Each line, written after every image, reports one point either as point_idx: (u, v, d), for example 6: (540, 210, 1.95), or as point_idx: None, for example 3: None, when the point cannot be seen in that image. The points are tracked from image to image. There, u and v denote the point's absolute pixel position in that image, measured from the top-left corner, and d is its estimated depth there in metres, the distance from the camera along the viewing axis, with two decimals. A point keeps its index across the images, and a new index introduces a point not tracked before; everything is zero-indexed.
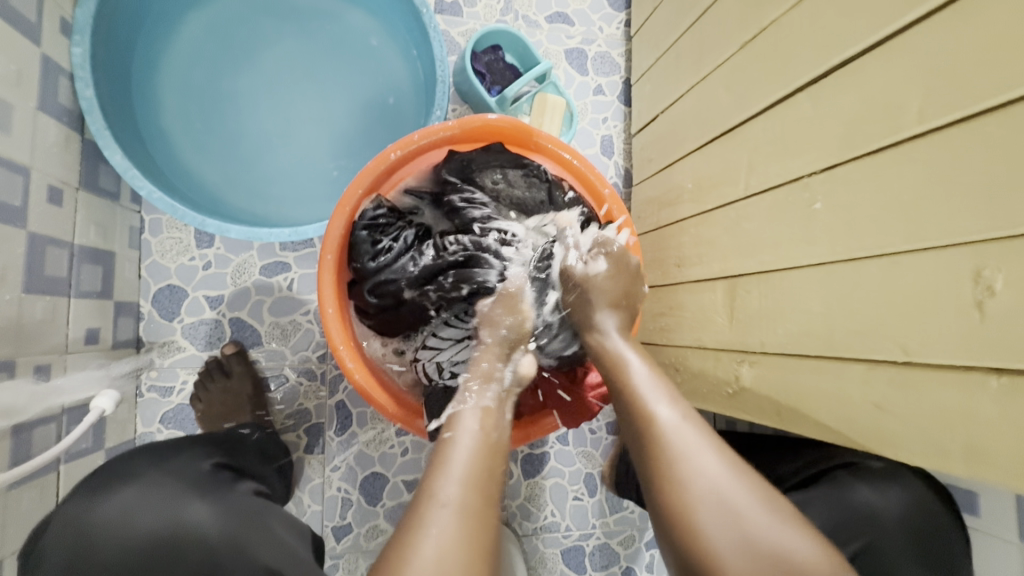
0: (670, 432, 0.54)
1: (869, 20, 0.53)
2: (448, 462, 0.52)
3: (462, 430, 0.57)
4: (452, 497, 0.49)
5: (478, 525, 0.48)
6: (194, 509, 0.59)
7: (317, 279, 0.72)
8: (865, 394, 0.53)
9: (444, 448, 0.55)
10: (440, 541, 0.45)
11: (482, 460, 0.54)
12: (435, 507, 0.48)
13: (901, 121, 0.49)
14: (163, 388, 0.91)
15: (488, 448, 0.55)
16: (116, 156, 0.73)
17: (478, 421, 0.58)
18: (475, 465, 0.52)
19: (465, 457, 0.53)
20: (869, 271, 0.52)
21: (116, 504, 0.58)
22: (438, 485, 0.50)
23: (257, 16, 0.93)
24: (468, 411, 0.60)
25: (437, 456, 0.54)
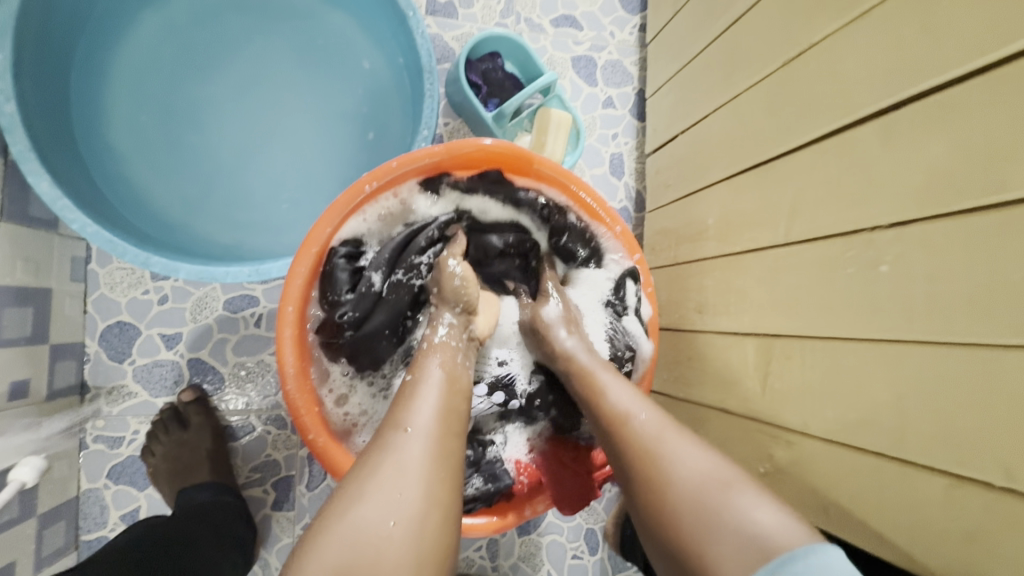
0: (643, 430, 0.49)
1: (967, 42, 0.42)
2: (417, 398, 0.48)
3: (425, 371, 0.52)
4: (419, 423, 0.46)
5: (444, 446, 0.45)
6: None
7: (277, 333, 0.61)
8: (950, 520, 0.43)
9: (405, 387, 0.50)
10: (400, 467, 0.42)
11: (446, 397, 0.50)
12: (398, 434, 0.45)
13: (1011, 177, 0.38)
14: (112, 439, 0.80)
15: (453, 376, 0.52)
16: (42, 184, 0.62)
17: (442, 361, 0.53)
18: (441, 400, 0.49)
19: (433, 392, 0.49)
20: (959, 363, 0.41)
21: None
22: (406, 415, 0.46)
23: (221, 15, 0.81)
24: (433, 355, 0.54)
25: (400, 394, 0.50)
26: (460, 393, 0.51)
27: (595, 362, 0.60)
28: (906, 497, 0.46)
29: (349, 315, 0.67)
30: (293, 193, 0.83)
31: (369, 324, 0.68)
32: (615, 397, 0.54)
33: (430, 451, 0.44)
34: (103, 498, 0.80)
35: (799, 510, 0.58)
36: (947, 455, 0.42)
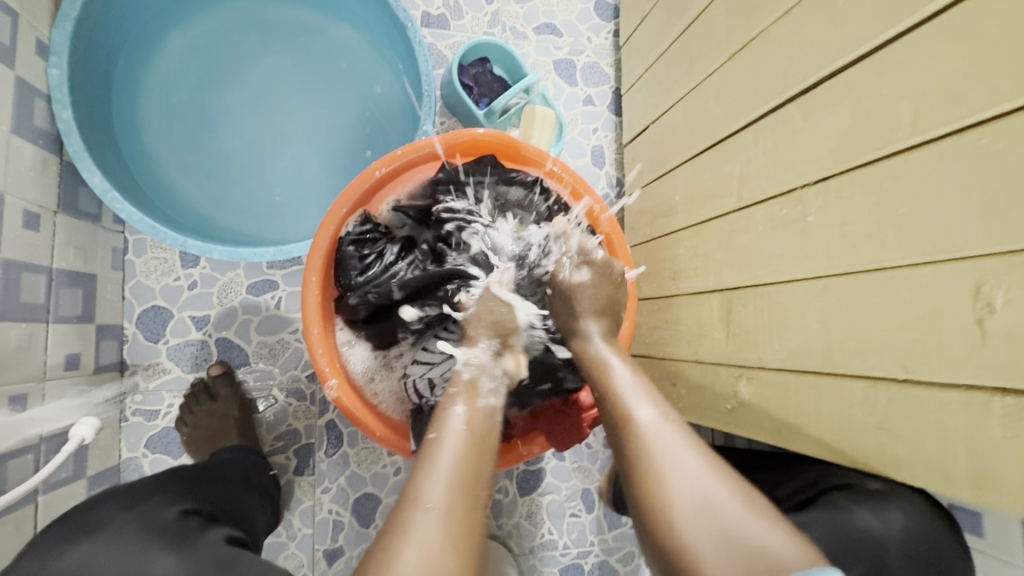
0: (650, 431, 0.52)
1: (859, 30, 0.52)
2: (432, 467, 0.49)
3: (448, 428, 0.54)
4: (436, 499, 0.46)
5: (463, 525, 0.45)
6: (158, 563, 0.52)
7: (302, 298, 0.70)
8: (867, 414, 0.52)
9: (429, 450, 0.52)
10: (422, 549, 0.42)
11: (467, 458, 0.51)
12: (418, 514, 0.45)
13: (894, 133, 0.49)
14: (149, 412, 0.89)
15: (477, 433, 0.54)
16: (95, 179, 0.72)
17: (465, 421, 0.55)
18: (459, 463, 0.50)
19: (449, 456, 0.51)
20: (865, 287, 0.51)
21: (75, 558, 0.51)
22: (425, 492, 0.47)
23: (240, 32, 0.92)
24: (456, 411, 0.56)
25: (422, 458, 0.51)
26: (484, 451, 0.53)
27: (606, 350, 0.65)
28: (834, 402, 0.55)
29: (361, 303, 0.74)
30: (309, 185, 0.93)
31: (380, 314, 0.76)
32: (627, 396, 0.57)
33: (447, 532, 0.44)
34: (141, 466, 0.88)
35: (758, 434, 0.67)
36: (862, 361, 0.52)
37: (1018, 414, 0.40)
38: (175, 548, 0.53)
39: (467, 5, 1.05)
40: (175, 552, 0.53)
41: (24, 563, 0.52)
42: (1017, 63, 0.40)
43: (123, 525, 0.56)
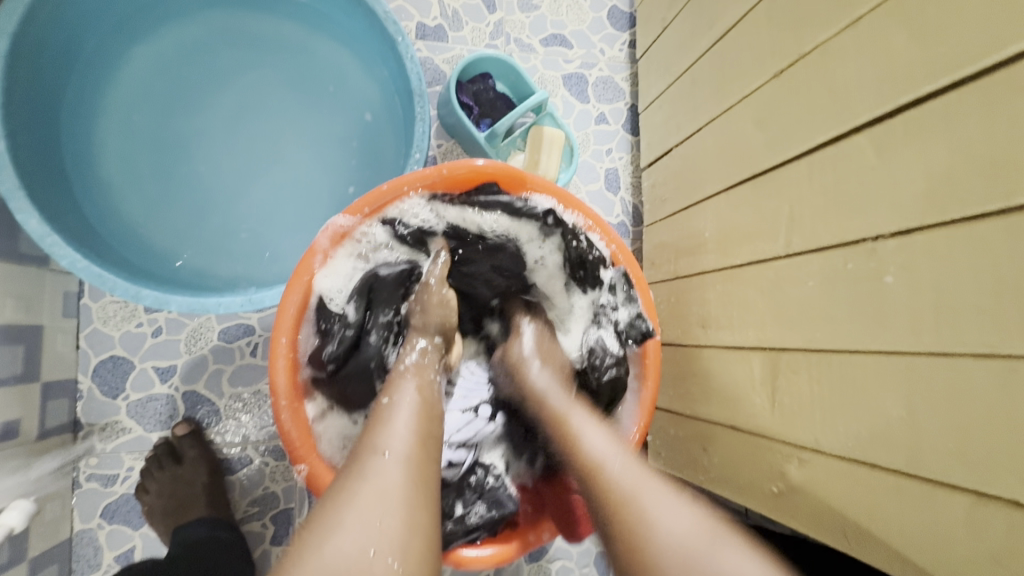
0: (620, 476, 0.49)
1: (957, 48, 0.41)
2: (389, 421, 0.48)
3: (401, 393, 0.51)
4: (396, 448, 0.45)
5: (422, 472, 0.44)
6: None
7: (269, 359, 0.60)
8: (977, 540, 0.40)
9: (380, 413, 0.49)
10: (380, 493, 0.41)
11: (420, 420, 0.49)
12: (376, 459, 0.44)
13: (1014, 181, 0.37)
14: (105, 477, 0.78)
15: (428, 402, 0.52)
16: (31, 221, 0.62)
17: (416, 384, 0.53)
18: (414, 426, 0.48)
19: (406, 418, 0.48)
20: (976, 377, 0.40)
21: None
22: (381, 439, 0.46)
23: (212, 46, 0.81)
24: (406, 374, 0.54)
25: (374, 420, 0.49)
26: (436, 417, 0.51)
27: (568, 404, 0.60)
28: (926, 513, 0.44)
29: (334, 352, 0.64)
30: (289, 219, 0.83)
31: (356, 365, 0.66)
32: (589, 442, 0.54)
33: (408, 477, 0.43)
34: (96, 540, 0.77)
35: (816, 531, 0.55)
36: (971, 471, 0.41)
37: None
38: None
39: (468, 15, 0.94)
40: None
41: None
42: None
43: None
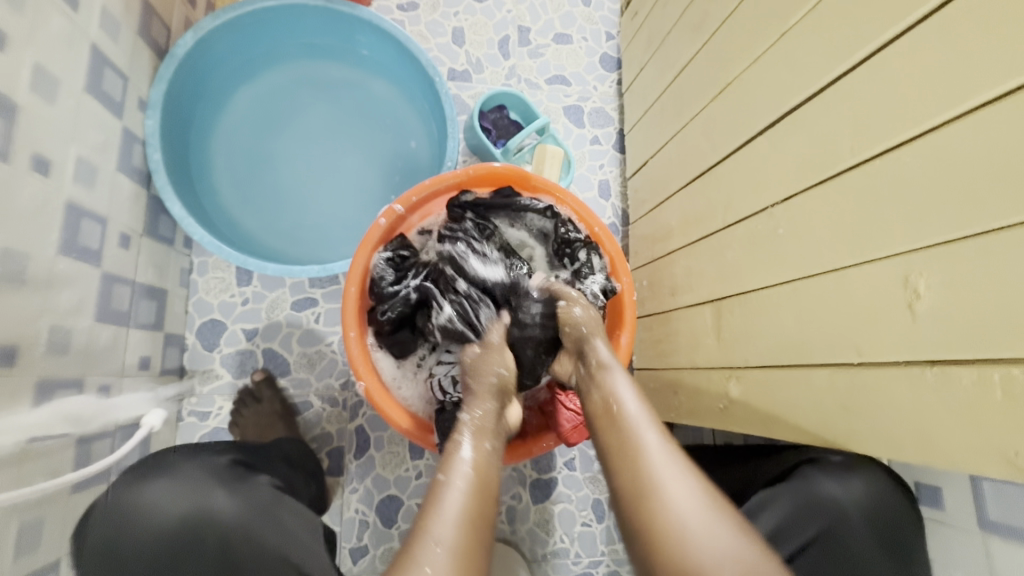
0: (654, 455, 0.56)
1: (807, 76, 0.63)
2: (441, 509, 0.54)
3: (455, 471, 0.58)
4: (444, 538, 0.51)
5: (468, 562, 0.51)
6: (217, 499, 0.65)
7: (342, 307, 0.81)
8: (833, 396, 0.58)
9: (436, 491, 0.56)
10: None
11: (472, 500, 0.56)
12: (429, 551, 0.50)
13: (838, 155, 0.58)
14: (202, 413, 1.00)
15: (482, 472, 0.59)
16: (176, 208, 0.86)
17: (472, 463, 0.60)
18: (465, 506, 0.55)
19: (458, 495, 0.55)
20: (823, 286, 0.60)
21: (153, 492, 0.64)
22: (433, 531, 0.52)
23: (296, 87, 1.08)
24: (463, 452, 0.61)
25: (430, 498, 0.56)
26: (489, 498, 0.57)
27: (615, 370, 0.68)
28: (806, 388, 0.62)
29: (388, 313, 0.84)
30: (347, 216, 1.07)
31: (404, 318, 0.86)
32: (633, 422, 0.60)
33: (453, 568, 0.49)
34: None
35: (746, 429, 0.73)
36: (824, 350, 0.59)
37: (944, 383, 0.47)
38: (229, 490, 0.66)
39: (488, 61, 1.20)
40: (230, 494, 0.66)
41: (117, 489, 0.66)
42: (919, 99, 0.50)
43: (188, 469, 0.67)
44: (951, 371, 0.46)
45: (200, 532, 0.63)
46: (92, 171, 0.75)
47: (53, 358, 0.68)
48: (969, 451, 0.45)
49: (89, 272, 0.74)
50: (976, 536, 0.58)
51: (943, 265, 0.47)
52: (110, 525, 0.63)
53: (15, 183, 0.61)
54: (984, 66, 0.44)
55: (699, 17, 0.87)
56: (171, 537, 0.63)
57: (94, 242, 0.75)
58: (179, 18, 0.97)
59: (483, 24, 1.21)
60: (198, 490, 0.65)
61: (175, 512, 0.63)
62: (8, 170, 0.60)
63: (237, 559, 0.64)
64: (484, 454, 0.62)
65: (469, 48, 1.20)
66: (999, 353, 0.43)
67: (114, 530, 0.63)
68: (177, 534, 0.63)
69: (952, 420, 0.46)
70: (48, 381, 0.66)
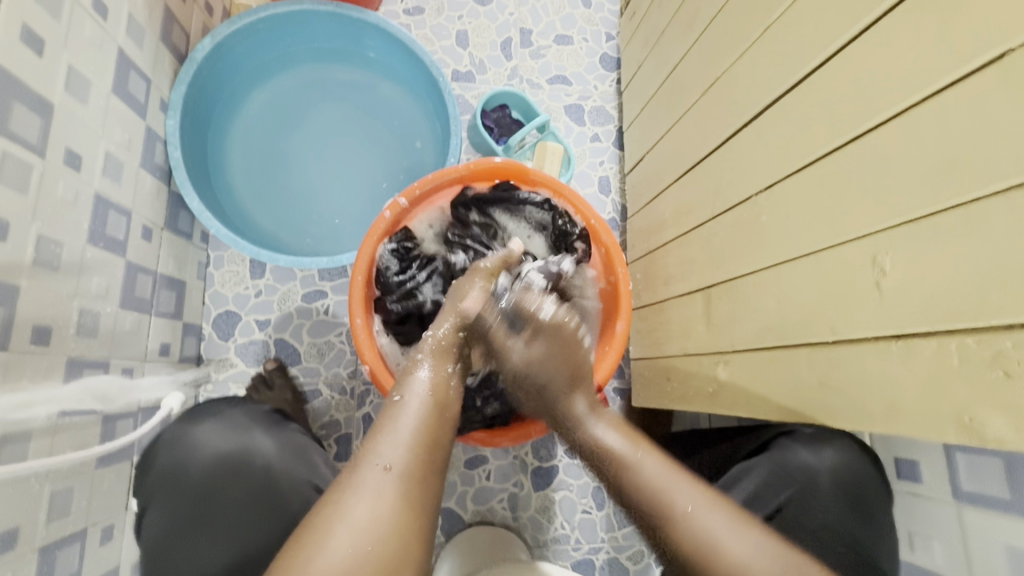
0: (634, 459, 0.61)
1: (787, 69, 0.66)
2: (392, 424, 0.56)
3: (411, 392, 0.61)
4: (394, 461, 0.52)
5: (417, 487, 0.51)
6: (259, 441, 0.70)
7: (350, 295, 0.85)
8: (811, 372, 0.61)
9: (390, 410, 0.58)
10: (376, 500, 0.48)
11: (427, 428, 0.56)
12: (377, 470, 0.51)
13: (815, 144, 0.61)
14: (217, 399, 1.05)
15: (438, 394, 0.61)
16: (195, 202, 0.91)
17: (427, 386, 0.62)
18: (418, 427, 0.56)
19: (409, 416, 0.57)
20: (802, 269, 0.62)
21: (203, 435, 0.69)
22: (381, 451, 0.52)
23: (307, 89, 1.13)
24: (420, 378, 0.63)
25: (383, 417, 0.57)
26: (443, 420, 0.58)
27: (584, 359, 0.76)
28: (787, 367, 0.65)
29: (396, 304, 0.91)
30: (355, 211, 1.11)
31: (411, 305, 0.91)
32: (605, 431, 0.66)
33: (402, 489, 0.50)
34: None
35: (733, 410, 0.75)
36: (803, 330, 0.62)
37: (908, 355, 0.50)
38: (270, 433, 0.71)
39: (491, 63, 1.25)
40: (270, 436, 0.71)
41: (170, 429, 0.70)
42: (886, 87, 0.52)
43: (235, 412, 0.72)
44: (914, 343, 0.49)
45: (244, 466, 0.68)
46: (118, 167, 0.80)
47: (83, 339, 0.73)
48: (934, 418, 0.48)
49: (114, 261, 0.79)
50: (951, 505, 0.60)
51: (905, 243, 0.50)
52: (167, 459, 0.68)
53: (51, 175, 0.67)
54: (944, 54, 0.47)
55: (690, 16, 0.91)
56: (218, 469, 0.68)
57: (119, 233, 0.80)
58: (198, 25, 1.03)
59: (486, 27, 1.26)
60: (240, 433, 0.70)
61: (221, 450, 0.68)
62: (45, 163, 0.66)
63: (278, 490, 0.68)
64: (443, 379, 0.64)
65: (472, 50, 1.25)
66: (957, 324, 0.45)
67: (170, 461, 0.68)
68: (224, 468, 0.68)
69: (911, 387, 0.50)
70: (76, 360, 0.72)
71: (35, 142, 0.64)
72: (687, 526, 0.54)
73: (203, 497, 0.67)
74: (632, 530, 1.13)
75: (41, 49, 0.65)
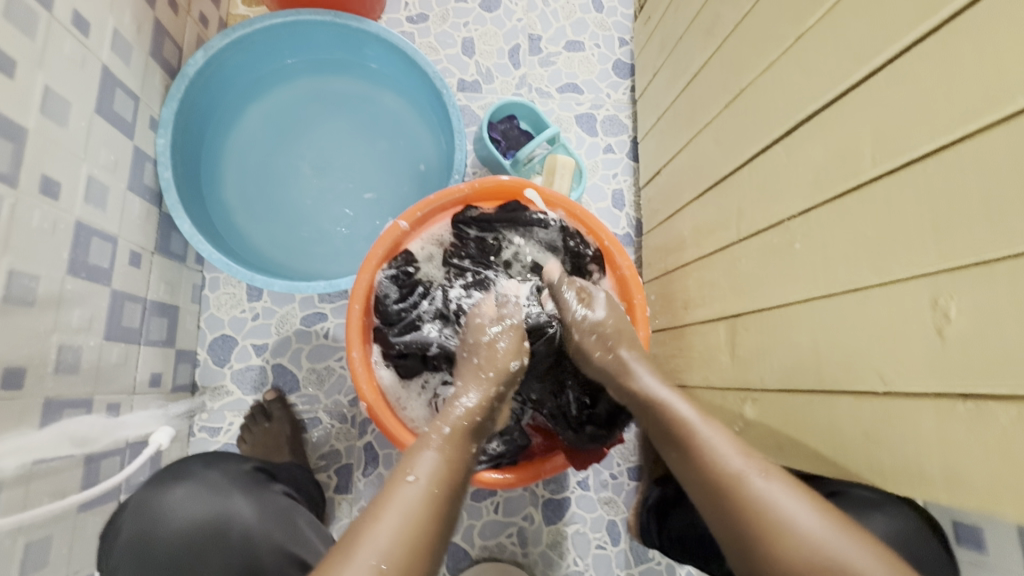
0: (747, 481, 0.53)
1: (825, 80, 0.59)
2: (399, 508, 0.51)
3: (422, 470, 0.55)
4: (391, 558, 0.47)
5: None
6: (236, 506, 0.65)
7: (346, 326, 0.79)
8: (855, 426, 0.55)
9: (398, 487, 0.53)
10: None
11: (435, 511, 0.52)
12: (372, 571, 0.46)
13: (859, 167, 0.54)
14: (212, 429, 1.00)
15: (451, 478, 0.56)
16: (186, 225, 0.86)
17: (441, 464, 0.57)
18: (426, 514, 0.51)
19: (417, 502, 0.52)
20: (846, 306, 0.55)
21: (172, 500, 0.64)
22: (378, 545, 0.48)
23: (305, 103, 1.08)
24: (431, 451, 0.58)
25: (387, 494, 0.52)
26: (451, 509, 0.54)
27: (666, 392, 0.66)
28: (824, 415, 0.59)
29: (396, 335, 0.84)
30: (357, 230, 1.06)
31: (411, 335, 0.85)
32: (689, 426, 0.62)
33: None
34: None
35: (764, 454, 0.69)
36: (846, 374, 0.56)
37: (978, 418, 0.43)
38: (249, 495, 0.67)
39: (497, 71, 1.19)
40: (249, 500, 0.66)
41: (138, 494, 0.66)
42: (948, 103, 0.46)
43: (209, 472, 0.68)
44: (986, 407, 0.42)
45: (219, 535, 0.63)
46: (102, 191, 0.76)
47: (62, 378, 0.68)
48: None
49: (99, 291, 0.75)
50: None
51: (978, 286, 0.43)
52: (136, 528, 0.63)
53: (24, 206, 0.62)
54: (1022, 69, 0.40)
55: (711, 21, 0.84)
56: (192, 537, 0.63)
57: (103, 261, 0.76)
58: (191, 37, 0.99)
59: (493, 34, 1.20)
60: (215, 496, 0.65)
61: (195, 515, 0.64)
62: (18, 193, 0.61)
63: (258, 559, 0.63)
64: (456, 456, 0.59)
65: (479, 58, 1.19)
66: None
67: (138, 531, 0.63)
68: (197, 540, 0.63)
69: (978, 452, 0.43)
70: (55, 402, 0.67)
71: (5, 171, 0.60)
72: (806, 543, 0.47)
73: (177, 567, 0.62)
74: (649, 566, 1.06)
75: (12, 72, 0.61)
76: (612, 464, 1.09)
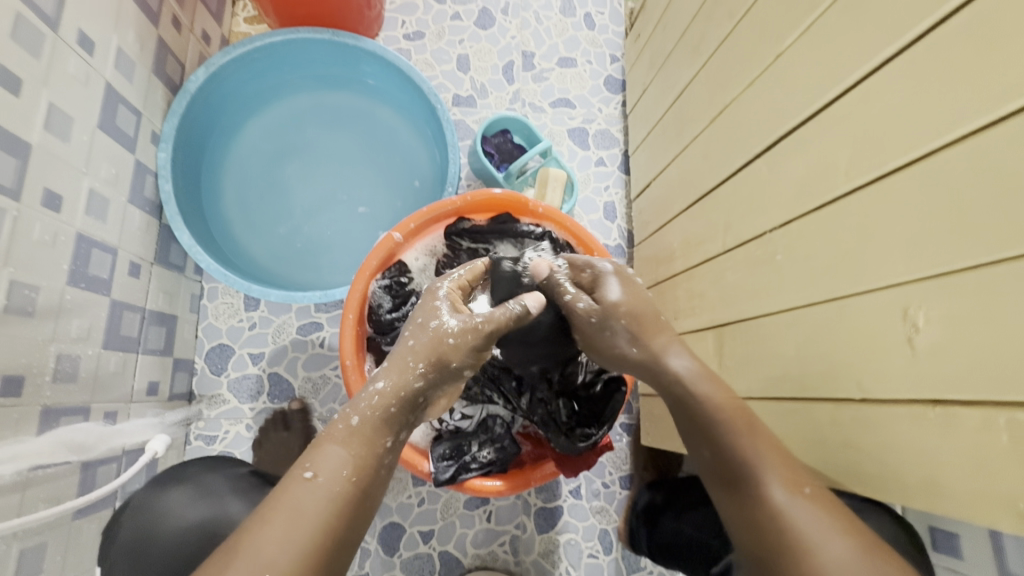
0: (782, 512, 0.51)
1: (802, 99, 0.61)
2: (291, 511, 0.48)
3: (326, 466, 0.51)
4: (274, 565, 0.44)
5: None
6: (230, 511, 0.66)
7: (340, 336, 0.81)
8: (837, 433, 0.56)
9: (294, 484, 0.50)
10: None
11: (334, 512, 0.49)
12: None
13: (834, 182, 0.56)
14: (208, 437, 1.01)
15: (357, 470, 0.52)
16: (184, 237, 0.88)
17: (345, 456, 0.53)
18: (322, 517, 0.48)
19: (314, 504, 0.49)
20: (824, 315, 0.57)
21: (166, 505, 0.66)
22: (260, 548, 0.45)
23: (303, 117, 1.11)
24: (336, 443, 0.54)
25: (282, 492, 0.49)
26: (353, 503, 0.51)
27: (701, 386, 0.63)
28: (808, 423, 0.60)
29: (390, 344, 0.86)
30: (354, 241, 1.08)
31: None
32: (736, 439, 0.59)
33: None
34: None
35: None
36: (826, 382, 0.57)
37: (946, 423, 0.44)
38: (243, 497, 0.68)
39: (492, 87, 1.22)
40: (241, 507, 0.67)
41: (136, 497, 0.68)
42: (913, 122, 0.48)
43: (203, 481, 0.69)
44: (954, 411, 0.44)
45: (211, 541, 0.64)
46: (103, 204, 0.78)
47: (61, 386, 0.70)
48: (991, 504, 0.42)
49: (99, 301, 0.76)
50: None
51: (944, 297, 0.45)
52: (131, 532, 0.65)
53: (26, 219, 0.64)
54: (978, 91, 0.43)
55: (697, 40, 0.87)
56: (184, 542, 0.64)
57: (103, 272, 0.78)
58: (193, 55, 1.02)
59: (487, 50, 1.23)
60: (210, 501, 0.67)
61: (190, 518, 0.65)
62: (20, 206, 0.63)
63: None
64: (367, 444, 0.55)
65: (474, 74, 1.22)
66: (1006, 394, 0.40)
67: (133, 536, 0.65)
68: (190, 544, 0.64)
69: (949, 456, 0.44)
70: (53, 409, 0.68)
71: (9, 185, 0.62)
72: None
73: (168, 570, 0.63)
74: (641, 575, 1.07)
75: (18, 90, 0.63)
76: (605, 473, 1.10)
